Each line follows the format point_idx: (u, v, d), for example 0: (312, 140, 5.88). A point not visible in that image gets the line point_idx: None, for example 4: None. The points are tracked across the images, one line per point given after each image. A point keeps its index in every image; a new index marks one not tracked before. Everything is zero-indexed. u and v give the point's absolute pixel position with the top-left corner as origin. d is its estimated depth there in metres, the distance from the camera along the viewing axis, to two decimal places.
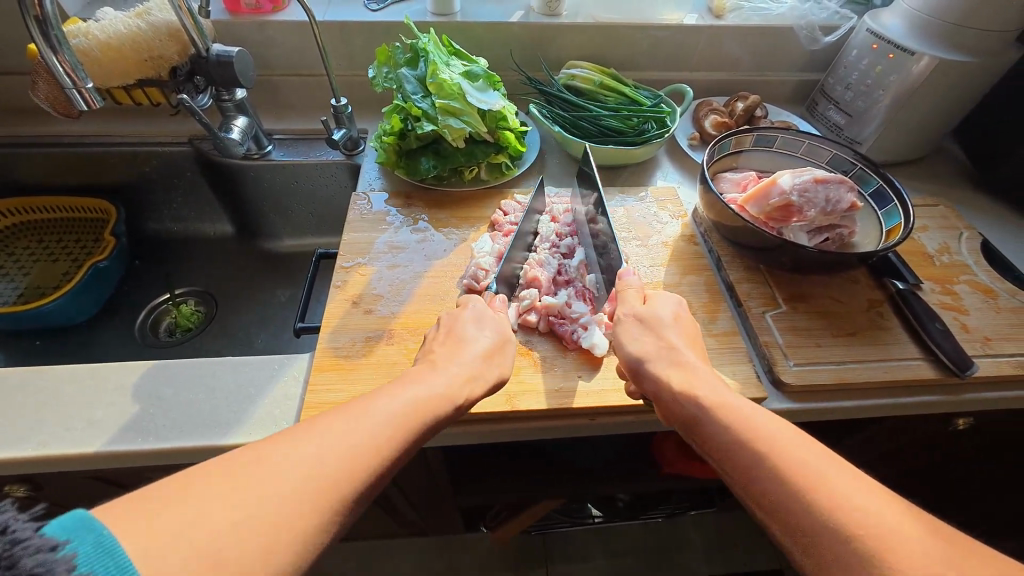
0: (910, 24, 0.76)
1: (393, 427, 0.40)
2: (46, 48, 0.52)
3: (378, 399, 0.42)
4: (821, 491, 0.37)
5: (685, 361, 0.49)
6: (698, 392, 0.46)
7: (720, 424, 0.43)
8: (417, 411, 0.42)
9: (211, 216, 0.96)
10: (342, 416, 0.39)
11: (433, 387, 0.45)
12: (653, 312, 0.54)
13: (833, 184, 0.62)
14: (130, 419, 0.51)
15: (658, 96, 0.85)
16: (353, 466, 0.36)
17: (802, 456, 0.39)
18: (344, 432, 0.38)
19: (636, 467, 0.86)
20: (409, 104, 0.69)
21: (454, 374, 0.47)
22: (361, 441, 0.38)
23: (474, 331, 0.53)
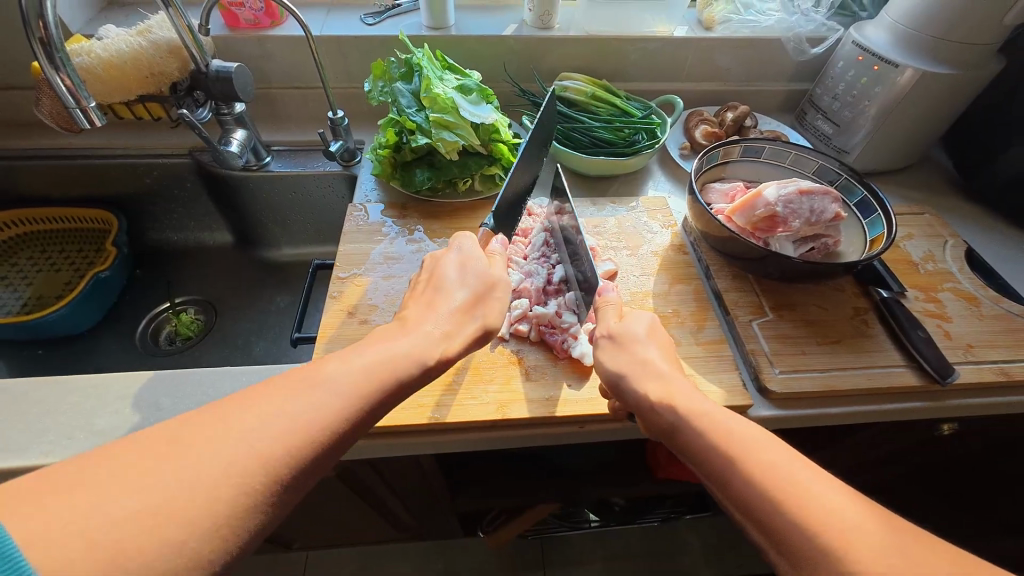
0: (894, 38, 0.78)
1: (353, 389, 0.41)
2: (50, 69, 0.53)
3: (335, 364, 0.42)
4: (790, 497, 0.37)
5: (662, 371, 0.50)
6: (674, 401, 0.46)
7: (696, 432, 0.44)
8: (379, 374, 0.43)
9: (211, 225, 0.98)
10: (297, 383, 0.39)
11: (402, 348, 0.46)
12: (627, 329, 0.54)
13: (818, 195, 0.63)
14: (131, 429, 0.53)
15: (649, 107, 0.87)
16: (302, 436, 0.37)
17: (775, 462, 0.40)
18: (292, 403, 0.38)
19: (630, 472, 0.87)
20: (404, 117, 0.71)
21: (428, 333, 0.48)
22: (309, 411, 0.38)
23: (457, 275, 0.54)
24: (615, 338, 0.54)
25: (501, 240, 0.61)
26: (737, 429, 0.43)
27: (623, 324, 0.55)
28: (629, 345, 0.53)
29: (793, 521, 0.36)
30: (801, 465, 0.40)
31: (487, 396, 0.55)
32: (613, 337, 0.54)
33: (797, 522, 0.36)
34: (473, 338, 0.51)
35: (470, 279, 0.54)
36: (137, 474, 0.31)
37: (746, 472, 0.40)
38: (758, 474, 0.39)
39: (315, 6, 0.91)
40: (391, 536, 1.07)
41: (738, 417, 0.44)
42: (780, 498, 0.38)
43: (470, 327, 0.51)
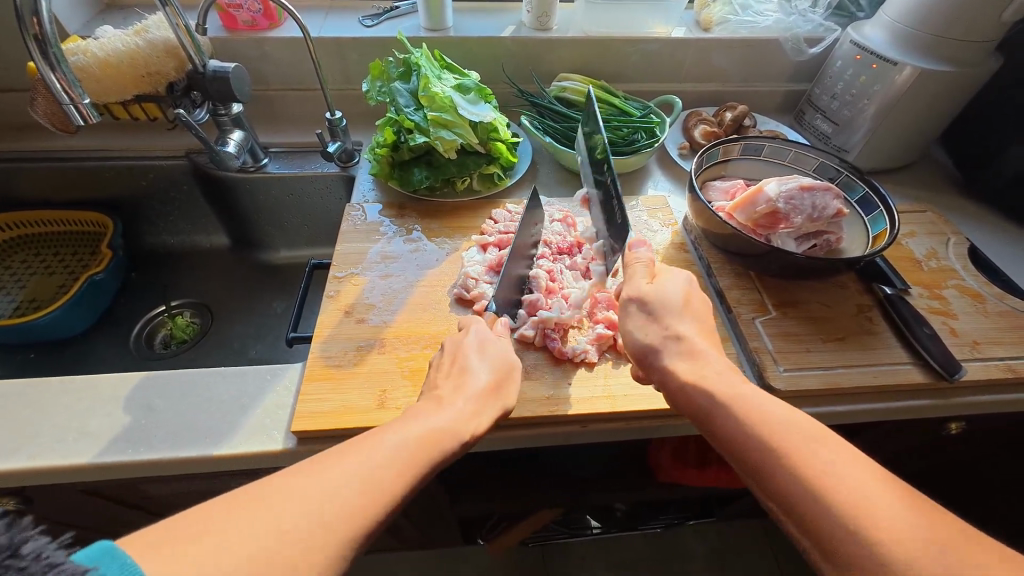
0: (892, 36, 0.78)
1: (399, 465, 0.39)
2: (45, 66, 0.53)
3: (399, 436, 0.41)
4: (833, 485, 0.37)
5: (698, 349, 0.49)
6: (706, 382, 0.46)
7: (729, 412, 0.44)
8: (422, 450, 0.41)
9: (208, 228, 0.97)
10: (348, 457, 0.38)
11: (444, 422, 0.44)
12: (663, 292, 0.52)
13: (819, 191, 0.63)
14: (121, 430, 0.51)
15: (648, 107, 0.87)
16: (382, 491, 0.37)
17: (800, 443, 0.40)
18: (368, 460, 0.38)
19: (632, 475, 0.86)
20: (402, 116, 0.70)
21: (457, 413, 0.45)
22: (388, 470, 0.38)
23: (480, 358, 0.52)
24: (647, 303, 0.52)
25: (507, 322, 0.58)
26: (771, 411, 0.43)
27: (656, 285, 0.53)
28: (663, 316, 0.51)
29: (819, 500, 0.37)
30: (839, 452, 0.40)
31: None
32: (645, 301, 0.52)
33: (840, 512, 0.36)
34: (493, 423, 0.48)
35: (491, 366, 0.51)
36: (241, 528, 0.32)
37: (780, 456, 0.40)
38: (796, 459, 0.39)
39: (314, 8, 0.92)
40: (389, 544, 1.05)
41: (776, 402, 0.44)
42: (818, 491, 0.37)
43: (494, 407, 0.48)
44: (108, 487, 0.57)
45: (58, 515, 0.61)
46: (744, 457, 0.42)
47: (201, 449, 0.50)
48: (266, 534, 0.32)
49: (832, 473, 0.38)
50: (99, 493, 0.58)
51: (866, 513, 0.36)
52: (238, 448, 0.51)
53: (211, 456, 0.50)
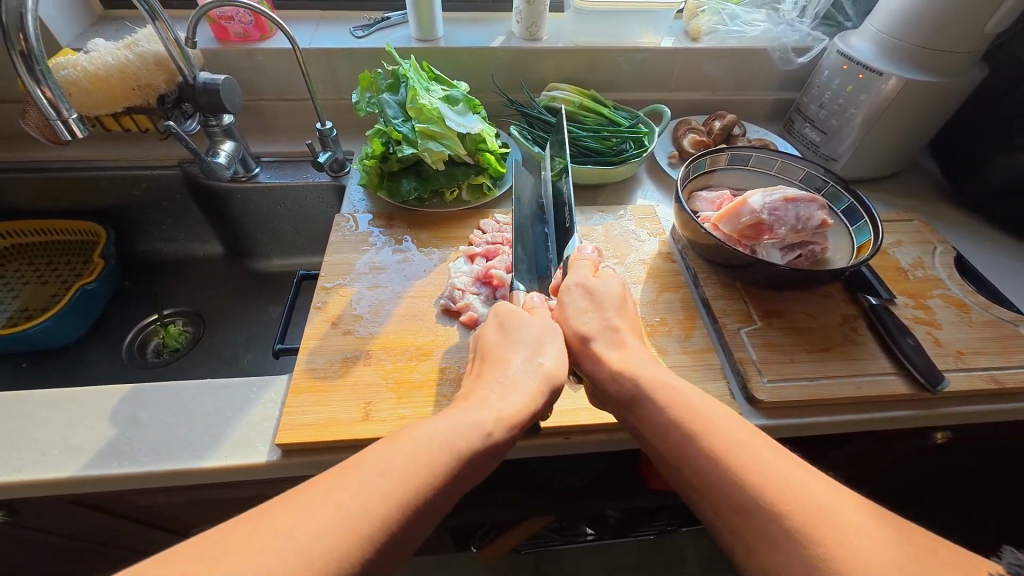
0: (879, 46, 0.78)
1: (423, 455, 0.39)
2: (30, 81, 0.53)
3: (421, 424, 0.41)
4: (748, 471, 0.39)
5: (626, 342, 0.53)
6: (636, 371, 0.49)
7: (656, 403, 0.46)
8: (441, 442, 0.40)
9: (201, 236, 0.97)
10: (362, 464, 0.37)
11: (450, 420, 0.42)
12: (604, 286, 0.57)
13: (803, 202, 0.64)
14: (107, 443, 0.52)
15: (636, 116, 0.87)
16: (405, 484, 0.37)
17: (734, 441, 0.41)
18: (389, 462, 0.38)
19: (623, 483, 0.86)
20: (390, 127, 0.71)
21: (490, 400, 0.45)
22: (408, 465, 0.38)
23: (520, 340, 0.52)
24: (589, 290, 0.56)
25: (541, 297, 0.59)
26: (707, 410, 0.44)
27: (598, 279, 0.57)
28: (603, 306, 0.55)
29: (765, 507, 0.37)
30: (758, 442, 0.42)
31: None
32: (589, 290, 0.56)
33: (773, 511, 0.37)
34: (540, 393, 0.48)
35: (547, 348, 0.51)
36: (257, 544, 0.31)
37: (710, 451, 0.41)
38: (715, 448, 0.41)
39: (305, 19, 0.92)
40: None
41: (703, 395, 0.46)
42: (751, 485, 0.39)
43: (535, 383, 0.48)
44: (96, 498, 0.57)
45: (45, 526, 0.61)
46: (674, 451, 0.43)
47: (186, 462, 0.51)
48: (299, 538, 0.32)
49: (743, 456, 0.40)
50: (87, 504, 0.58)
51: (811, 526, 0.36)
52: (224, 461, 0.51)
53: (195, 469, 0.51)
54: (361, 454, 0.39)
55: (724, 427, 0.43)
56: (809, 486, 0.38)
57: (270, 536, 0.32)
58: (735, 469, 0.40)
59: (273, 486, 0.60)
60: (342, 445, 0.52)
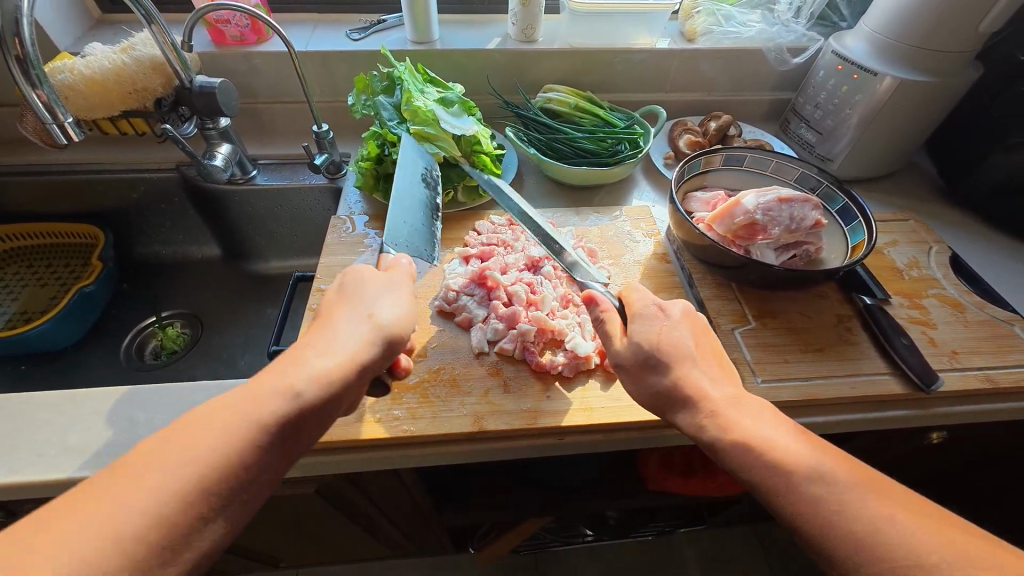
0: (873, 46, 0.78)
1: (257, 414, 0.40)
2: (25, 84, 0.53)
3: (247, 388, 0.41)
4: (795, 469, 0.41)
5: (692, 375, 0.49)
6: (702, 400, 0.47)
7: (723, 432, 0.44)
8: (279, 400, 0.41)
9: (200, 239, 0.98)
10: (199, 426, 0.38)
11: (285, 379, 0.42)
12: (648, 340, 0.50)
13: (798, 202, 0.64)
14: (102, 445, 0.52)
15: (632, 117, 0.87)
16: (242, 440, 0.39)
17: (800, 460, 0.41)
18: (224, 424, 0.39)
19: (620, 484, 0.86)
20: (385, 129, 0.71)
21: (318, 358, 0.44)
22: (245, 423, 0.39)
23: (359, 300, 0.49)
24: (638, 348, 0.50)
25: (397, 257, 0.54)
26: (765, 431, 0.44)
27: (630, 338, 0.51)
28: (656, 355, 0.49)
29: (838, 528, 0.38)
30: (812, 450, 0.42)
31: (464, 407, 0.54)
32: (639, 341, 0.50)
33: (844, 527, 0.38)
34: (379, 349, 0.46)
35: (388, 301, 0.49)
36: (85, 516, 0.33)
37: (778, 473, 0.41)
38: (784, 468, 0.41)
39: (302, 22, 0.93)
40: (381, 554, 1.05)
41: (761, 415, 0.45)
42: (820, 505, 0.39)
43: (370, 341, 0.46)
44: None
45: None
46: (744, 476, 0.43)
47: None
48: (133, 506, 0.34)
49: (811, 476, 0.40)
50: None
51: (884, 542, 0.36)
52: None
53: None
54: (176, 426, 0.39)
55: (758, 420, 0.45)
56: (846, 469, 0.41)
57: (97, 508, 0.34)
58: (806, 490, 0.40)
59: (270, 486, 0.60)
60: (336, 446, 0.52)
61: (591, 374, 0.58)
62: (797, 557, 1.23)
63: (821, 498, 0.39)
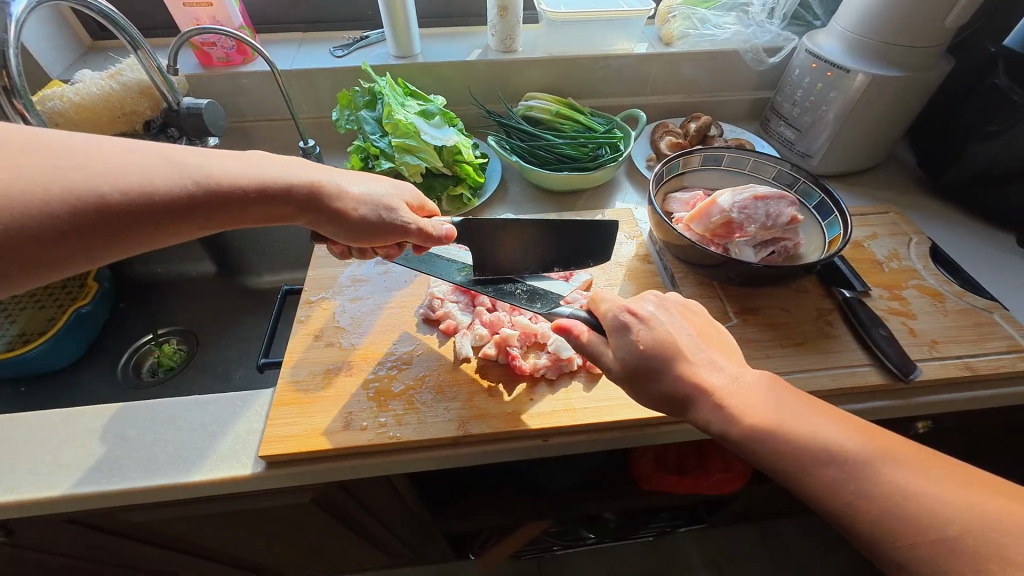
0: (844, 44, 0.80)
1: (255, 176, 0.47)
2: (13, 114, 0.55)
3: (261, 157, 0.49)
4: (805, 445, 0.40)
5: (691, 369, 0.46)
6: (700, 386, 0.45)
7: (726, 415, 0.43)
8: (275, 181, 0.48)
9: (193, 256, 1.00)
10: (213, 156, 0.45)
11: (284, 173, 0.49)
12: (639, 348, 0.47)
13: (773, 200, 0.65)
14: (95, 461, 0.53)
15: (612, 121, 0.89)
16: (239, 182, 0.45)
17: (808, 438, 0.40)
18: (233, 165, 0.46)
19: (615, 484, 0.87)
20: (368, 143, 0.74)
21: (321, 183, 0.51)
22: (246, 175, 0.46)
23: (378, 186, 0.56)
24: (627, 363, 0.47)
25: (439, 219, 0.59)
26: (765, 408, 0.42)
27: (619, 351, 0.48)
28: (647, 361, 0.46)
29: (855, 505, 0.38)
30: (813, 418, 0.41)
31: (449, 412, 0.55)
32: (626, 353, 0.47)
33: (860, 501, 0.37)
34: (367, 211, 0.53)
35: (374, 190, 0.55)
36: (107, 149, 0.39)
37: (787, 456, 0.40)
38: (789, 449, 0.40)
39: (287, 41, 0.95)
40: (383, 563, 1.05)
41: (761, 391, 0.44)
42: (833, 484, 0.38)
43: (336, 205, 0.51)
44: (89, 516, 0.58)
45: (42, 545, 0.62)
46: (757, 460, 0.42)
47: (172, 476, 0.52)
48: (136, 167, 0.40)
49: (820, 454, 0.39)
50: (81, 521, 0.59)
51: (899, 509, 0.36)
52: (209, 474, 0.52)
53: (183, 483, 0.52)
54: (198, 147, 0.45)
55: (759, 402, 0.43)
56: (855, 436, 0.40)
57: (115, 155, 0.39)
58: (818, 469, 0.39)
59: (264, 496, 0.62)
60: (324, 455, 0.53)
61: (575, 375, 0.59)
62: (801, 553, 1.23)
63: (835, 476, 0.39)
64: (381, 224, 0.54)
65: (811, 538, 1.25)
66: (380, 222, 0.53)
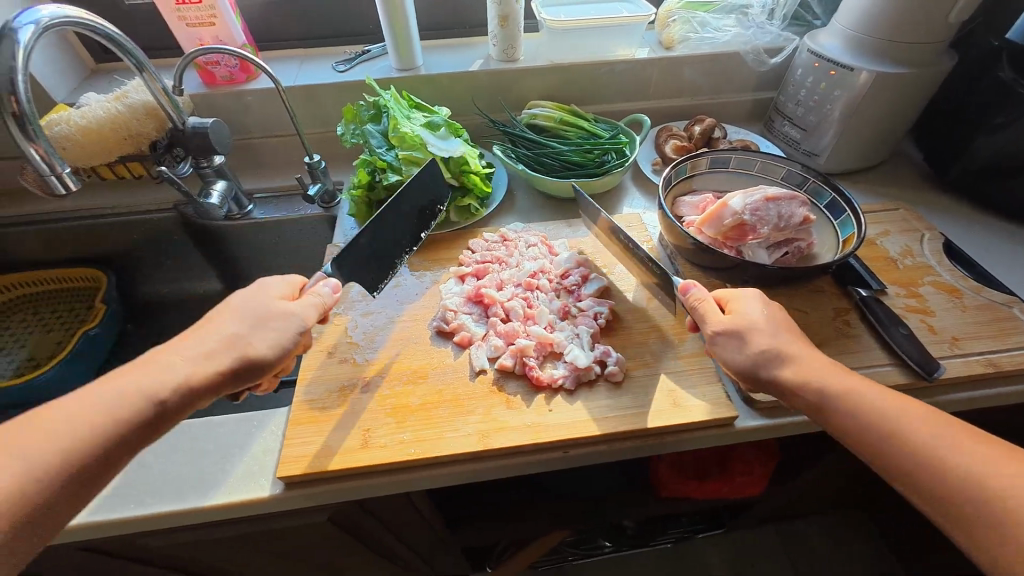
0: (846, 42, 0.80)
1: (154, 387, 0.45)
2: (23, 140, 0.54)
3: (140, 368, 0.46)
4: (809, 374, 0.49)
5: (762, 326, 0.53)
6: (749, 330, 0.52)
7: (756, 346, 0.52)
8: (195, 369, 0.46)
9: (200, 274, 0.99)
10: (101, 387, 0.43)
11: (185, 368, 0.46)
12: (745, 317, 0.54)
13: (784, 200, 0.64)
14: (111, 488, 0.52)
15: (617, 127, 0.89)
16: (130, 406, 0.43)
17: (813, 370, 0.49)
18: (141, 381, 0.44)
19: (633, 492, 0.86)
20: (375, 157, 0.73)
21: (204, 349, 0.48)
22: (149, 384, 0.44)
23: (247, 312, 0.52)
24: (732, 328, 0.53)
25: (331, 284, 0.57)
26: (781, 343, 0.52)
27: (734, 315, 0.54)
28: (745, 329, 0.53)
29: (854, 423, 0.46)
30: (814, 358, 0.51)
31: (468, 427, 0.54)
32: (734, 321, 0.53)
33: (856, 418, 0.46)
34: (275, 345, 0.50)
35: (258, 309, 0.52)
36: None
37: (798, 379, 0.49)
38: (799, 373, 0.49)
39: (289, 57, 0.95)
40: None
41: (775, 331, 0.53)
42: (834, 402, 0.47)
43: (233, 359, 0.48)
44: (104, 543, 0.57)
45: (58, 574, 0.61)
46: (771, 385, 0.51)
47: (190, 501, 0.51)
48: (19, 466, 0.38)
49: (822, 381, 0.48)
50: (97, 549, 0.58)
51: (883, 424, 0.45)
52: (227, 498, 0.52)
53: (200, 508, 0.51)
54: (80, 390, 0.43)
55: (793, 346, 0.52)
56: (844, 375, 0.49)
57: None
58: (823, 391, 0.48)
59: (282, 517, 0.61)
60: (343, 474, 0.52)
61: (594, 385, 0.58)
62: (820, 554, 1.21)
63: (836, 398, 0.47)
64: (292, 346, 0.52)
65: (831, 538, 1.23)
66: (286, 346, 0.51)
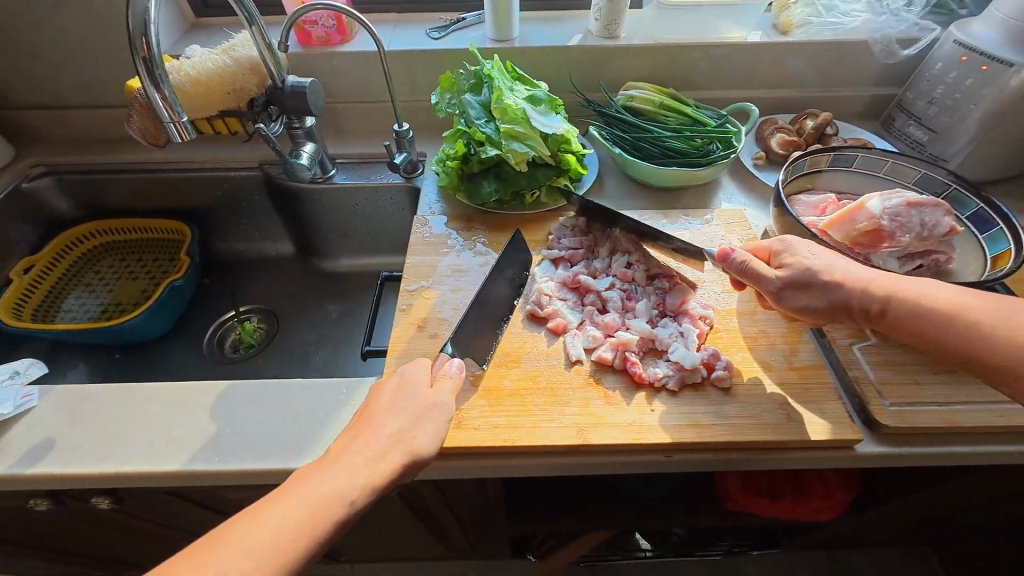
0: (1006, 33, 0.70)
1: (339, 488, 0.39)
2: (149, 84, 0.54)
3: (311, 470, 0.41)
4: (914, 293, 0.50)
5: (828, 270, 0.52)
6: (835, 275, 0.51)
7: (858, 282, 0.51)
8: (370, 469, 0.41)
9: (275, 235, 1.00)
10: (284, 494, 0.39)
11: (362, 470, 0.41)
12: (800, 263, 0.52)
13: (928, 207, 0.58)
14: (207, 439, 0.53)
15: (722, 115, 0.83)
16: (319, 514, 0.38)
17: (916, 291, 0.50)
18: (319, 487, 0.39)
19: (699, 501, 0.81)
20: (473, 128, 0.70)
21: (373, 445, 0.42)
22: (329, 491, 0.39)
23: (405, 406, 0.46)
24: (793, 279, 0.52)
25: (458, 363, 0.51)
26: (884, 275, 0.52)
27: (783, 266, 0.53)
28: (807, 278, 0.52)
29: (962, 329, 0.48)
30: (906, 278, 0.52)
31: (565, 418, 0.52)
32: (793, 274, 0.52)
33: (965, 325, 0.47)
34: (438, 436, 0.45)
35: (412, 399, 0.46)
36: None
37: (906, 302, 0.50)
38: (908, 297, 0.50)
39: (382, 21, 0.93)
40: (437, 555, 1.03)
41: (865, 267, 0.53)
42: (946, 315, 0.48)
43: (398, 453, 0.42)
44: (190, 491, 0.58)
45: (142, 513, 0.63)
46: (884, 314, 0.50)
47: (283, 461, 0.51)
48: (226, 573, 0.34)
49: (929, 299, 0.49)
50: (182, 495, 0.59)
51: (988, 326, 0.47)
52: None
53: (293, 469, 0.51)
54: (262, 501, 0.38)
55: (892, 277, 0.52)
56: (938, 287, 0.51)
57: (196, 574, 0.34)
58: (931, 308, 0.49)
59: None
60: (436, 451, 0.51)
61: (699, 388, 0.54)
62: None
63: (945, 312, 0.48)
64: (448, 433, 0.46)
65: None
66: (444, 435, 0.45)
